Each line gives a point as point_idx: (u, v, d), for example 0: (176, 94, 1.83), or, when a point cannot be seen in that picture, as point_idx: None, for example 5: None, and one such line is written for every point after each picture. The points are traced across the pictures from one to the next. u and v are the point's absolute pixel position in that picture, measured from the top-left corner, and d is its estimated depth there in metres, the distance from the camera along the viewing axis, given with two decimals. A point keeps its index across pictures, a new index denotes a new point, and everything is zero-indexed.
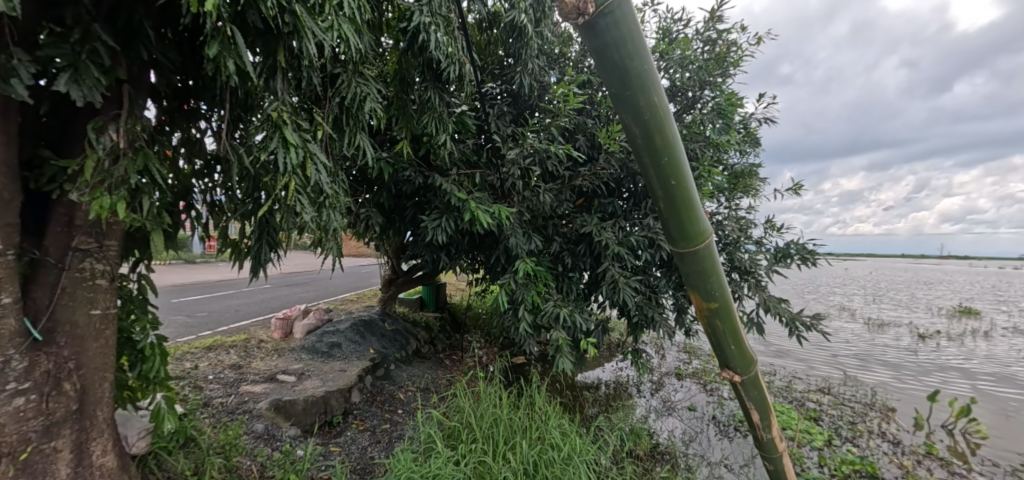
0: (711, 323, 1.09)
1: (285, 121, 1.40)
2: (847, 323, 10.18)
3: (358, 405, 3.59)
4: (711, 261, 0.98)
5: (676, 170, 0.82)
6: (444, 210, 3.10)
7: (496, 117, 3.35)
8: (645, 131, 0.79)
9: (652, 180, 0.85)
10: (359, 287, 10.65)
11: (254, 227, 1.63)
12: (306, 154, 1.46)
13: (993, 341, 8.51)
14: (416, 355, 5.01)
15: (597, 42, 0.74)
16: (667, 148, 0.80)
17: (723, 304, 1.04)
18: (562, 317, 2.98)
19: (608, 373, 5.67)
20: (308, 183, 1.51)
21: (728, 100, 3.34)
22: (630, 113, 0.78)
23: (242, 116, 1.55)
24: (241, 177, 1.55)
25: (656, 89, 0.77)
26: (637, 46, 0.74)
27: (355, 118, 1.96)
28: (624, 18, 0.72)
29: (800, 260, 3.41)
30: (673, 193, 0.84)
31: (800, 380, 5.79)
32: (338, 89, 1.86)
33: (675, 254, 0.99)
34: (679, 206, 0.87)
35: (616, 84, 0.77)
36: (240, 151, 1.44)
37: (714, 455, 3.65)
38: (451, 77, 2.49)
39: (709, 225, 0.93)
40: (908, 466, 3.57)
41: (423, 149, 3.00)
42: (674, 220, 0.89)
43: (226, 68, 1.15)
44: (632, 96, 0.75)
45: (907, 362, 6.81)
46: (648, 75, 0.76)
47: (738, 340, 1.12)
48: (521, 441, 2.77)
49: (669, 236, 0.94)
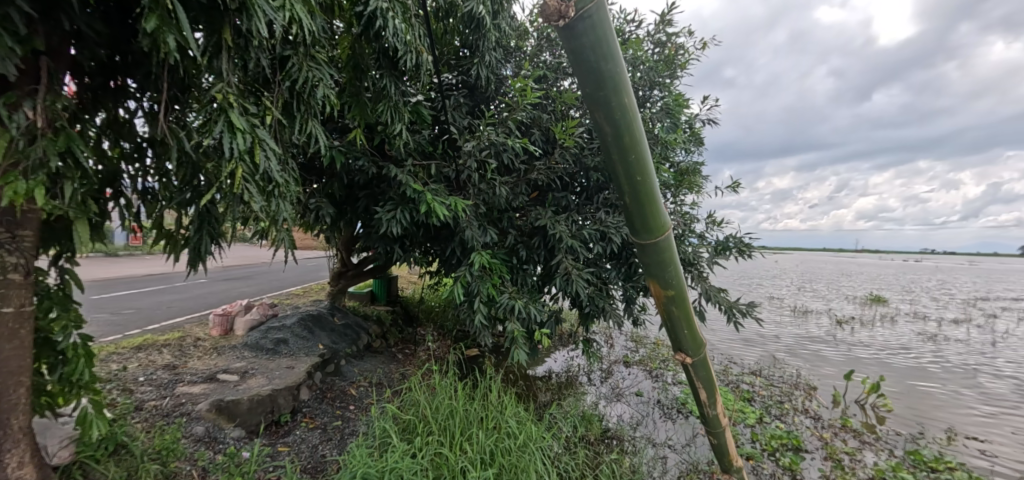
0: (667, 309, 1.21)
1: (232, 104, 1.33)
2: (777, 311, 11.08)
3: (307, 403, 3.46)
4: (669, 250, 1.09)
5: (641, 167, 0.90)
6: (399, 201, 3.05)
7: (453, 108, 3.31)
8: (615, 128, 0.85)
9: (619, 173, 0.93)
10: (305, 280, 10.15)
11: (192, 217, 1.51)
12: (254, 139, 1.40)
13: (898, 327, 9.60)
14: (368, 350, 4.86)
15: (575, 44, 0.79)
16: (634, 145, 0.88)
17: (678, 291, 1.16)
18: (517, 308, 3.04)
19: (560, 363, 5.84)
20: (257, 171, 1.44)
21: (676, 100, 3.50)
22: (602, 111, 0.85)
23: (180, 97, 1.44)
24: (179, 162, 1.46)
25: (627, 91, 0.84)
26: (611, 51, 0.80)
27: (307, 103, 1.92)
28: (601, 21, 0.78)
29: (738, 252, 3.64)
30: (636, 186, 0.93)
31: (735, 364, 6.27)
32: (289, 72, 1.79)
33: (637, 243, 1.09)
34: (642, 198, 0.96)
35: (591, 85, 0.82)
36: (178, 134, 1.35)
37: (659, 436, 3.89)
38: (407, 64, 2.45)
39: (667, 218, 1.04)
40: (826, 438, 3.99)
41: (377, 139, 2.92)
42: (637, 211, 0.99)
43: (167, 45, 1.07)
44: (606, 96, 0.81)
45: (825, 347, 7.55)
46: (621, 77, 0.83)
47: (691, 326, 1.26)
48: (477, 432, 2.82)
49: (633, 226, 1.04)
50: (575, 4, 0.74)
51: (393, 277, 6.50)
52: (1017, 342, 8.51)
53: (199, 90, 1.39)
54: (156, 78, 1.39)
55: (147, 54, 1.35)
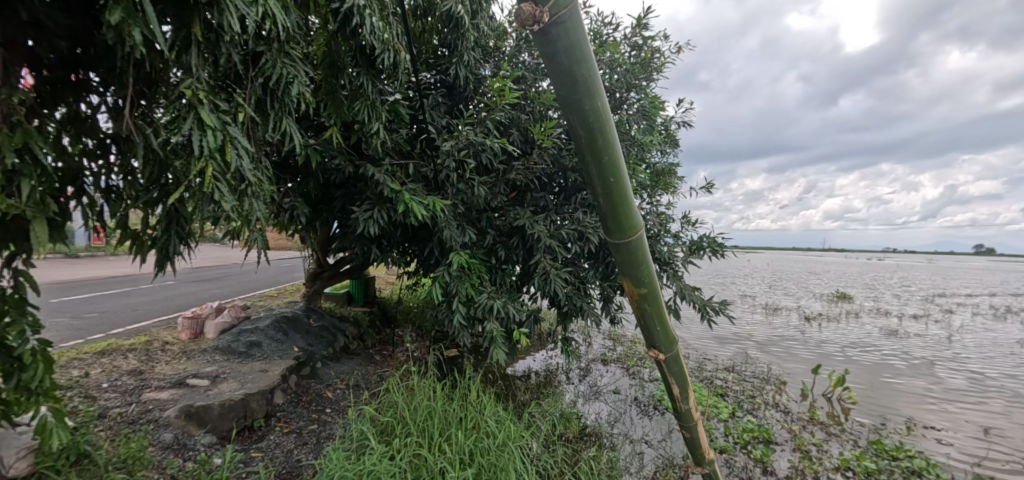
0: (640, 307, 1.23)
1: (202, 100, 1.30)
2: (750, 309, 11.41)
3: (282, 407, 3.38)
4: (642, 251, 1.10)
5: (615, 169, 0.91)
6: (377, 201, 3.02)
7: (431, 107, 3.29)
8: (589, 131, 0.86)
9: (593, 176, 0.93)
10: (279, 281, 9.91)
11: (160, 216, 1.47)
12: (225, 137, 1.37)
13: (863, 323, 10.01)
14: (345, 352, 4.78)
15: (549, 47, 0.78)
16: (608, 147, 0.88)
17: (651, 289, 1.18)
18: (496, 308, 3.05)
19: (539, 362, 5.87)
20: (228, 169, 1.40)
21: (652, 103, 3.55)
22: (576, 114, 0.85)
23: (146, 92, 1.39)
24: (145, 160, 1.40)
25: (600, 95, 0.84)
26: (584, 55, 0.80)
27: (281, 101, 1.88)
28: (574, 26, 0.78)
29: (711, 252, 3.73)
30: (610, 188, 0.94)
31: (710, 361, 6.42)
32: (262, 68, 1.75)
33: (611, 244, 1.10)
34: (616, 200, 0.96)
35: (565, 88, 0.82)
36: (145, 131, 1.30)
37: (636, 432, 3.96)
38: (384, 62, 2.44)
39: (641, 219, 1.05)
40: (795, 430, 4.13)
41: (354, 137, 2.87)
42: (611, 213, 1.00)
43: (132, 39, 1.04)
44: (580, 99, 0.81)
45: (795, 343, 7.81)
46: (594, 81, 0.83)
47: (663, 322, 1.27)
48: (456, 432, 2.81)
49: (607, 227, 1.04)
50: (549, 9, 0.73)
51: (370, 278, 6.41)
52: (971, 336, 8.99)
53: (168, 86, 1.35)
54: (121, 72, 1.33)
55: (111, 47, 1.29)
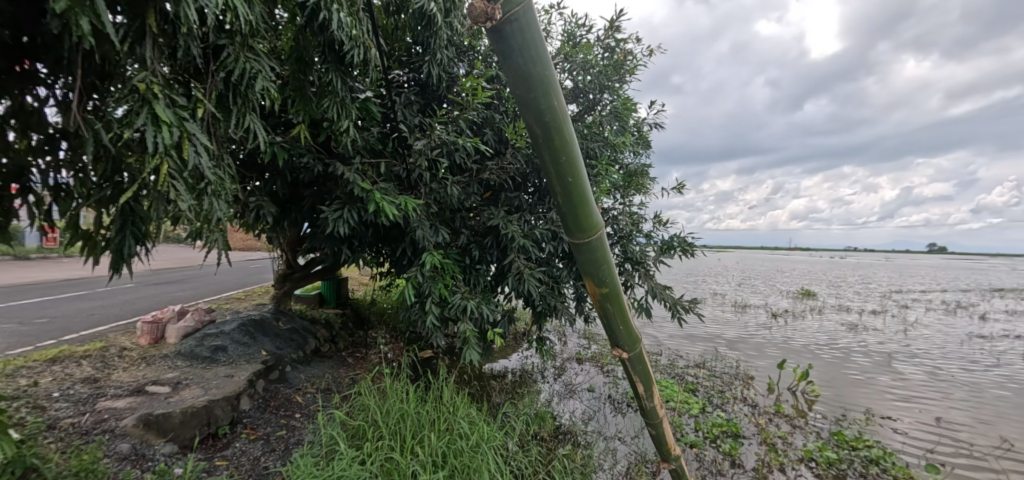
0: (603, 306, 1.23)
1: (157, 95, 1.25)
2: (721, 307, 11.73)
3: (248, 413, 3.27)
4: (603, 251, 1.10)
5: (573, 169, 0.90)
6: (347, 200, 2.95)
7: (404, 106, 3.25)
8: (546, 130, 0.85)
9: (552, 176, 0.92)
10: (248, 283, 9.61)
11: (114, 215, 1.38)
12: (182, 133, 1.32)
13: (827, 319, 10.42)
14: (317, 355, 4.67)
15: (503, 44, 0.77)
16: (565, 147, 0.87)
17: (612, 289, 1.18)
18: (470, 308, 3.02)
19: (515, 362, 5.88)
20: (185, 167, 1.35)
21: (624, 105, 3.60)
22: (532, 113, 0.84)
23: (98, 86, 1.32)
24: (97, 157, 1.32)
25: (557, 93, 0.83)
26: (539, 53, 0.79)
27: (244, 97, 1.82)
28: (529, 23, 0.76)
29: (682, 251, 3.80)
30: (568, 188, 0.93)
31: (682, 358, 6.56)
32: (223, 62, 1.68)
33: (572, 244, 1.09)
34: (575, 200, 0.95)
35: (520, 86, 0.81)
36: (95, 127, 1.23)
37: (610, 430, 4.00)
38: (354, 59, 2.39)
39: (600, 219, 1.05)
40: (762, 423, 4.26)
41: (323, 135, 2.80)
42: (571, 213, 0.99)
43: (79, 29, 0.99)
44: (535, 97, 0.80)
45: (764, 340, 8.07)
46: (550, 79, 0.82)
47: (625, 321, 1.28)
48: (429, 434, 2.77)
49: (567, 228, 1.04)
50: (502, 6, 0.72)
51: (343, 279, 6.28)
52: (926, 330, 9.48)
53: (123, 79, 1.29)
54: (71, 63, 1.24)
55: (60, 36, 1.20)
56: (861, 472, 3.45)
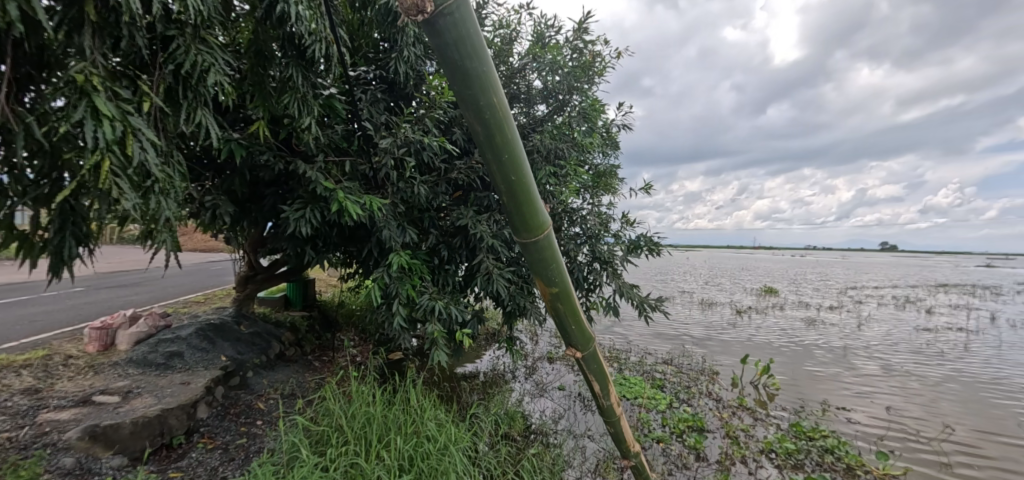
0: (554, 306, 1.23)
1: (97, 88, 1.20)
2: (689, 305, 12.05)
3: (205, 422, 3.13)
4: (551, 250, 1.10)
5: (516, 167, 0.90)
6: (309, 199, 2.86)
7: (369, 103, 3.17)
8: (486, 128, 0.84)
9: (495, 174, 0.91)
10: (208, 285, 9.22)
11: (52, 214, 1.32)
12: (126, 128, 1.26)
13: (789, 315, 10.86)
14: (281, 359, 4.52)
15: (437, 39, 0.76)
16: (507, 145, 0.86)
17: (563, 289, 1.18)
18: (438, 309, 2.98)
19: (486, 362, 5.86)
20: (130, 164, 1.28)
21: (592, 106, 3.63)
22: (471, 110, 0.83)
23: (34, 76, 1.26)
24: (32, 152, 1.26)
25: (496, 90, 0.82)
26: (475, 48, 0.78)
27: (196, 91, 1.73)
28: (463, 18, 0.75)
29: (648, 250, 3.86)
30: (513, 187, 0.92)
31: (650, 355, 6.70)
32: (172, 54, 1.59)
33: (521, 244, 1.08)
34: (520, 199, 0.95)
35: (458, 83, 0.79)
36: (28, 120, 1.17)
37: (579, 427, 4.04)
38: (318, 56, 2.31)
39: (548, 218, 1.05)
40: (725, 417, 4.39)
41: (284, 132, 2.70)
42: (517, 212, 0.98)
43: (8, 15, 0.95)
44: (473, 93, 0.79)
45: (729, 336, 8.32)
46: (489, 76, 0.81)
47: (578, 321, 1.29)
48: (395, 438, 2.71)
49: (514, 227, 1.03)
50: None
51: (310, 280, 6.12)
52: (879, 325, 10.02)
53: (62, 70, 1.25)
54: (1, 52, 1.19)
55: None
56: (818, 461, 3.60)
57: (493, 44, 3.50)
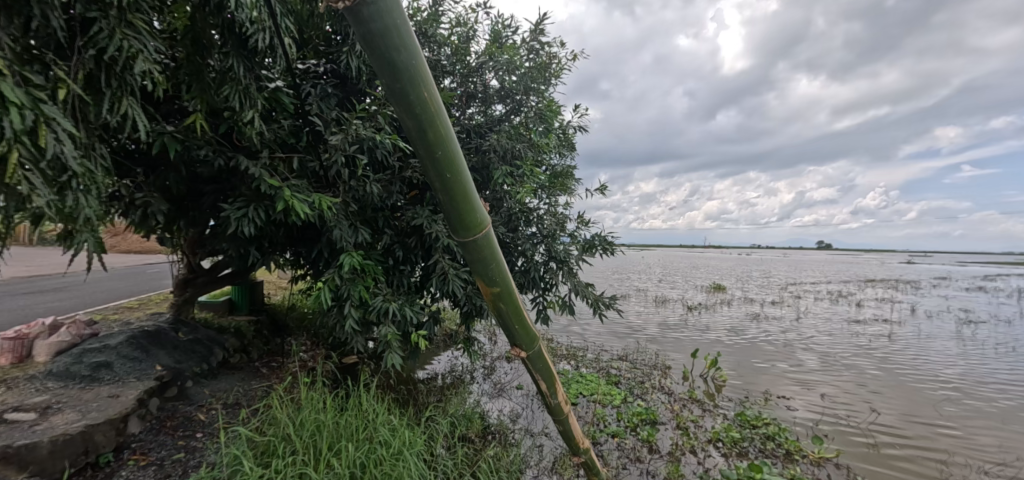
0: (497, 306, 1.24)
1: (2, 72, 1.15)
2: (644, 302, 12.50)
3: (137, 437, 2.91)
4: (490, 249, 1.10)
5: (451, 164, 0.89)
6: (252, 198, 2.71)
7: (320, 98, 3.05)
8: (418, 123, 0.83)
9: (430, 172, 0.90)
10: (143, 290, 8.56)
11: None
12: (37, 115, 1.20)
13: (737, 311, 11.50)
14: (225, 366, 4.27)
15: (364, 29, 0.73)
16: (441, 142, 0.86)
17: (505, 288, 1.19)
18: (392, 311, 2.92)
19: (444, 364, 5.82)
20: (42, 156, 1.22)
21: (548, 107, 3.68)
22: (402, 105, 0.81)
23: None
24: None
25: (427, 84, 0.81)
26: (404, 40, 0.76)
27: (122, 78, 1.59)
28: (390, 9, 0.74)
29: (603, 249, 3.96)
30: (448, 184, 0.92)
31: (606, 352, 6.88)
32: (92, 37, 1.47)
33: (460, 243, 1.08)
34: (457, 196, 0.95)
35: (386, 75, 0.78)
36: None
37: (537, 426, 4.09)
38: (263, 47, 2.19)
39: (487, 216, 1.05)
40: (676, 409, 4.58)
41: (224, 126, 2.54)
42: (454, 211, 0.98)
43: None
44: (403, 87, 0.78)
45: (682, 332, 8.69)
46: (420, 71, 0.80)
47: (521, 321, 1.31)
48: (347, 445, 2.61)
49: (453, 227, 1.02)
50: None
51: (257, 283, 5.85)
52: (816, 318, 10.79)
53: None
54: None
55: None
56: (760, 448, 3.82)
57: (450, 42, 3.47)
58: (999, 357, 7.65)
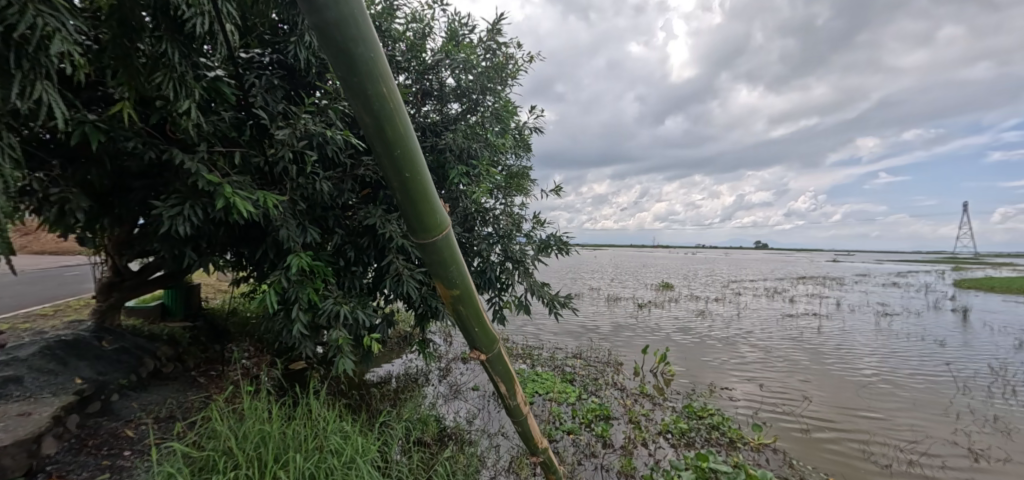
0: (456, 309, 1.24)
1: None
2: (597, 301, 12.89)
3: (52, 459, 2.62)
4: (449, 250, 1.10)
5: (410, 164, 0.89)
6: (188, 194, 2.53)
7: (265, 90, 2.90)
8: (376, 119, 0.82)
9: (388, 171, 0.89)
10: (55, 295, 7.71)
11: None
12: None
13: (683, 308, 12.13)
14: (157, 377, 3.96)
15: (317, 19, 0.72)
16: (400, 139, 0.86)
17: (464, 291, 1.20)
18: (343, 314, 2.83)
19: (398, 367, 5.71)
20: None
21: (504, 108, 3.72)
22: (359, 100, 0.80)
23: None
24: None
25: (385, 80, 0.81)
26: (361, 32, 0.76)
27: (35, 60, 1.44)
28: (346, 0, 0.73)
29: (557, 249, 4.05)
30: (407, 184, 0.91)
31: (561, 350, 7.03)
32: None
33: (419, 244, 1.07)
34: (416, 196, 0.94)
35: (342, 68, 0.76)
36: None
37: (493, 426, 4.11)
38: (201, 33, 2.04)
39: (446, 218, 1.05)
40: (628, 404, 4.77)
41: (156, 116, 2.34)
42: (412, 212, 0.97)
43: None
44: (360, 80, 0.77)
45: (633, 329, 9.04)
46: (377, 65, 0.80)
47: (480, 323, 1.32)
48: (295, 456, 2.50)
49: (411, 228, 1.01)
50: None
51: (194, 286, 5.48)
52: (754, 313, 11.62)
53: None
54: None
55: None
56: (706, 437, 4.06)
57: (404, 37, 3.39)
58: (907, 346, 8.60)
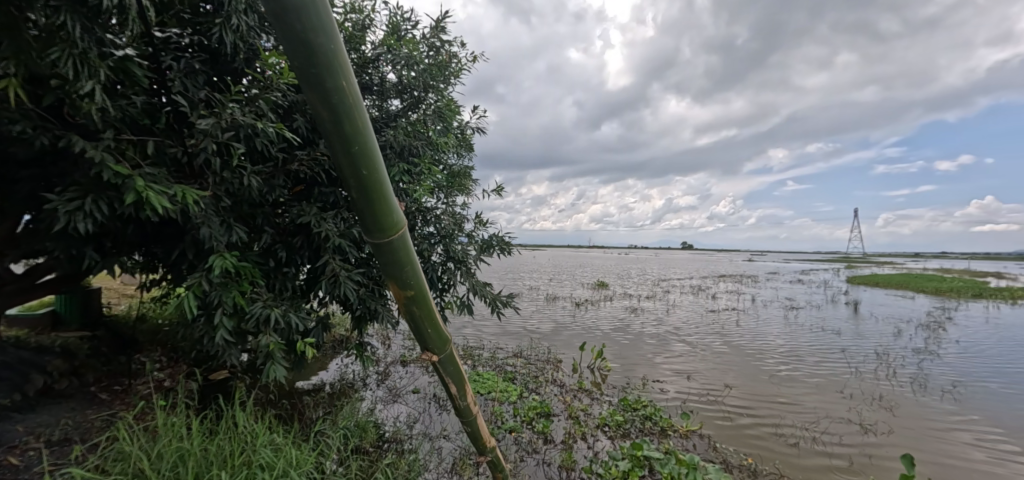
0: (408, 309, 1.26)
1: None
2: (537, 300, 13.21)
3: None
4: (404, 249, 1.12)
5: (367, 160, 0.91)
6: (90, 186, 2.25)
7: (184, 74, 2.66)
8: (334, 111, 0.85)
9: (344, 165, 0.91)
10: None
11: None
12: None
13: (617, 305, 12.82)
14: (47, 395, 3.47)
15: (276, 7, 0.74)
16: (359, 133, 0.89)
17: (418, 291, 1.22)
18: (274, 318, 2.68)
19: (332, 373, 5.47)
20: None
21: (446, 106, 3.72)
22: (317, 92, 0.83)
23: None
24: None
25: (344, 73, 0.84)
26: (322, 25, 0.79)
27: None
28: None
29: (499, 249, 4.13)
30: (364, 179, 0.94)
31: (501, 350, 7.14)
32: None
33: (372, 242, 1.08)
34: (372, 192, 0.96)
35: (300, 58, 0.79)
36: None
37: (435, 429, 4.09)
38: (109, 6, 1.83)
39: (401, 217, 1.08)
40: (568, 400, 4.97)
41: (50, 97, 2.05)
42: (368, 208, 0.99)
43: None
44: (318, 71, 0.79)
45: (571, 327, 9.41)
46: (338, 58, 0.83)
47: (433, 324, 1.34)
48: (219, 473, 2.32)
49: (366, 226, 1.03)
50: None
51: (94, 291, 4.89)
52: (680, 310, 12.57)
53: None
54: None
55: None
56: (640, 427, 4.35)
57: (343, 27, 3.26)
58: (807, 336, 9.78)
